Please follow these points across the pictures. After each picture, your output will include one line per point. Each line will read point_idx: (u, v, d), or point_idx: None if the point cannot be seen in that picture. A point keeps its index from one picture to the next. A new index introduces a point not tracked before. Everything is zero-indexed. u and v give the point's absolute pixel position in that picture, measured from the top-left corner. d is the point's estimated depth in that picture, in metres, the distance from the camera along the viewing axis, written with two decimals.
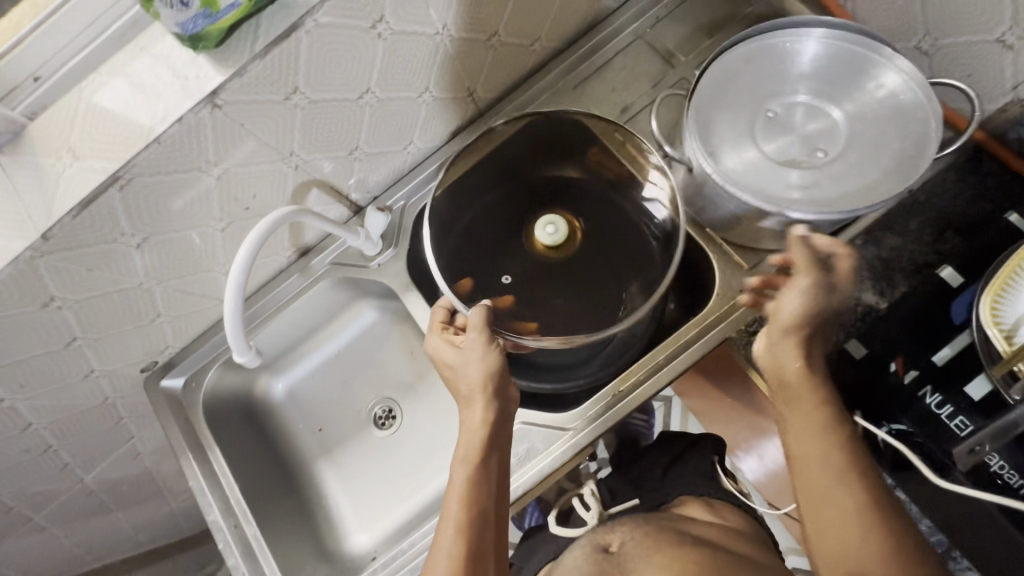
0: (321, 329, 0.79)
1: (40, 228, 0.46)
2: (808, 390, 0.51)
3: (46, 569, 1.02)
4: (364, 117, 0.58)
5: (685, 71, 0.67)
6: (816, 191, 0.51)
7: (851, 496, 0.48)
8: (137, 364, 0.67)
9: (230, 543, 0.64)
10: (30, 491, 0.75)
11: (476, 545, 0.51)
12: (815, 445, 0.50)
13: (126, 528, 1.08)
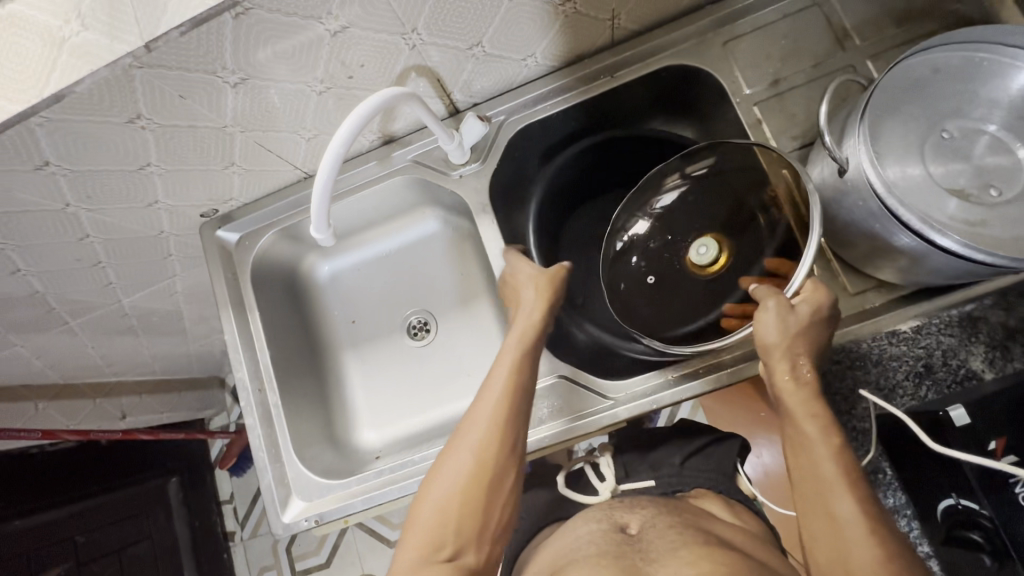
0: (381, 223, 0.77)
1: (145, 35, 0.42)
2: (809, 394, 0.49)
3: (69, 375, 1.06)
4: (498, 11, 0.52)
5: (856, 58, 0.58)
6: (975, 234, 0.44)
7: (844, 508, 0.43)
8: (199, 207, 0.65)
9: (251, 403, 0.65)
10: (73, 299, 0.76)
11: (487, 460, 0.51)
12: (807, 447, 0.47)
13: (145, 352, 1.13)
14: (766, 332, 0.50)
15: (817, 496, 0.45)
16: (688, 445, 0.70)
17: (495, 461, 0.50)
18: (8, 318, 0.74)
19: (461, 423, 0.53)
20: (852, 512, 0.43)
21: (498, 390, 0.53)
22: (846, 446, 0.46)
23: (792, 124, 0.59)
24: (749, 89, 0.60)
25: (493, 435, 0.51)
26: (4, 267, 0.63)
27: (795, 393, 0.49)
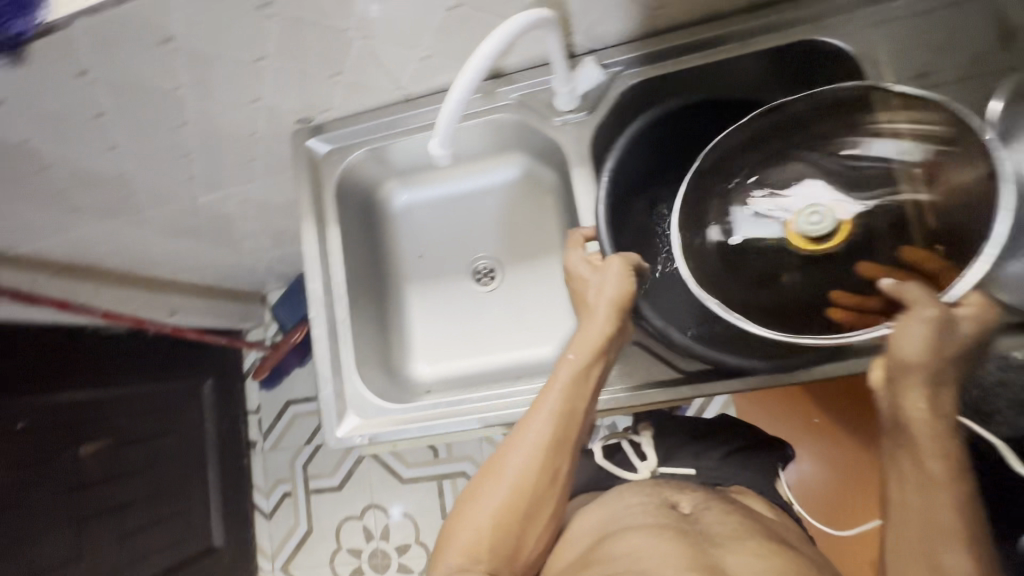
0: (466, 161, 0.75)
1: None
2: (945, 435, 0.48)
3: (129, 266, 1.09)
4: None
5: (1016, 61, 0.53)
6: None
7: (953, 560, 0.45)
8: (297, 113, 0.65)
9: (320, 315, 0.66)
10: (154, 188, 0.77)
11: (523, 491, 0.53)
12: (927, 493, 0.47)
13: (203, 254, 1.15)
14: (914, 348, 0.47)
15: (926, 538, 0.47)
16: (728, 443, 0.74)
17: (535, 486, 0.54)
18: (92, 195, 0.75)
19: (510, 439, 0.55)
20: (959, 564, 0.45)
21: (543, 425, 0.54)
22: (970, 500, 0.47)
23: None
24: (891, 79, 0.56)
25: (538, 459, 0.54)
26: (103, 143, 0.63)
27: (926, 423, 0.48)
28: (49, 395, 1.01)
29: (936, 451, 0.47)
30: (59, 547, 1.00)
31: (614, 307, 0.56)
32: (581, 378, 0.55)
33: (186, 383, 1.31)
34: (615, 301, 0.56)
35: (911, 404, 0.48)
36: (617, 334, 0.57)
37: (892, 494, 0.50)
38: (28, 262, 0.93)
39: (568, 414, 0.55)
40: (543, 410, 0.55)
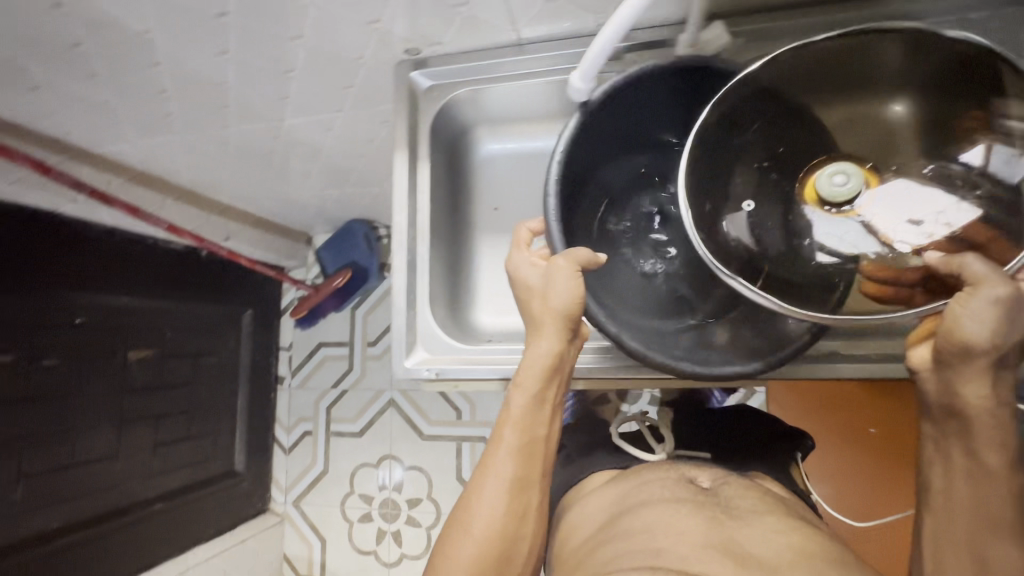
0: (559, 117, 0.74)
1: None
2: (1006, 425, 0.48)
3: (195, 184, 1.10)
4: None
5: None
6: None
7: (1011, 555, 0.47)
8: (406, 43, 0.64)
9: (401, 248, 0.67)
10: (247, 102, 0.78)
11: (500, 525, 0.57)
12: (976, 483, 0.49)
13: (265, 186, 1.16)
14: (983, 334, 0.46)
15: (979, 532, 0.49)
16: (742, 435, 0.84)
17: (507, 520, 0.57)
18: (185, 100, 0.77)
19: (479, 480, 0.58)
20: (1014, 558, 0.47)
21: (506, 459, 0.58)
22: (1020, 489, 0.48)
23: None
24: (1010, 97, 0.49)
25: (506, 498, 0.57)
26: (214, 45, 0.64)
27: (988, 411, 0.48)
28: (106, 294, 1.04)
29: (991, 440, 0.48)
30: (100, 443, 1.02)
31: (561, 315, 0.57)
32: (535, 402, 0.59)
33: (228, 309, 1.34)
34: (562, 317, 0.58)
35: (971, 392, 0.48)
36: (566, 351, 0.60)
37: (934, 481, 0.51)
38: (106, 162, 0.94)
39: (527, 440, 0.59)
40: (503, 449, 0.58)
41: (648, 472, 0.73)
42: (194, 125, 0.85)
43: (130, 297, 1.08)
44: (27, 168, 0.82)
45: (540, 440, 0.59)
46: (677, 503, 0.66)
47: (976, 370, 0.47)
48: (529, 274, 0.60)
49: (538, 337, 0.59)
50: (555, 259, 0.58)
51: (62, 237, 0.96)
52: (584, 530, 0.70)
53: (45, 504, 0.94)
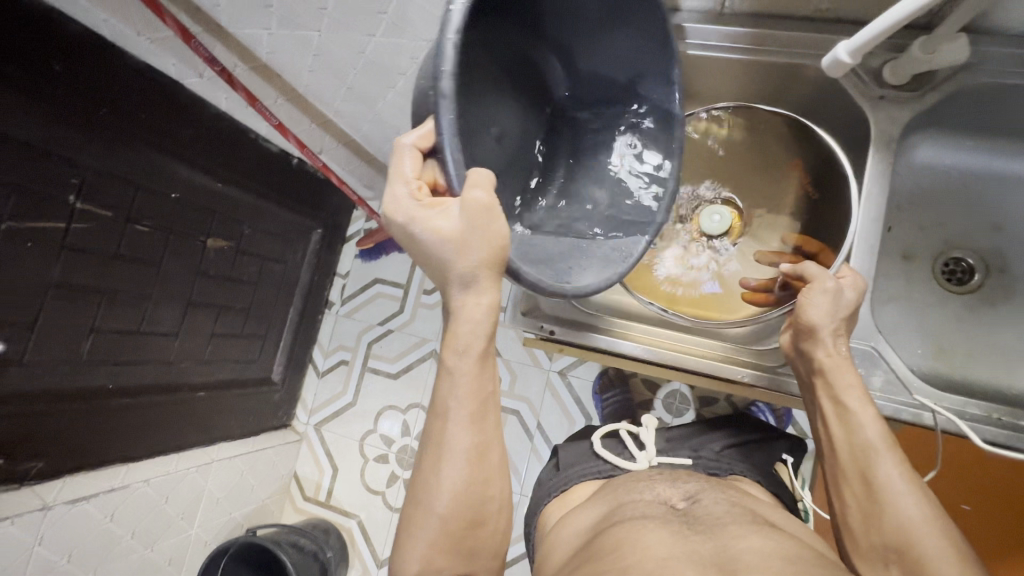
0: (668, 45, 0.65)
1: None
2: (844, 371, 0.71)
3: (308, 92, 1.06)
4: None
5: None
6: None
7: (888, 471, 0.66)
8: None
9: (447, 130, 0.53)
10: (406, 14, 0.79)
11: (473, 485, 0.65)
12: (841, 419, 0.70)
13: (375, 114, 1.12)
14: (819, 313, 0.71)
15: (861, 462, 0.68)
16: (729, 451, 0.92)
17: (473, 478, 0.65)
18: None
19: (439, 458, 0.64)
20: (887, 469, 0.66)
21: (464, 420, 0.65)
22: (874, 419, 0.69)
23: None
24: None
25: (470, 463, 0.65)
26: None
27: (841, 363, 0.71)
28: (206, 176, 1.03)
29: (848, 382, 0.71)
30: (166, 318, 1.04)
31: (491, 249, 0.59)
32: (486, 354, 0.66)
33: (304, 223, 1.34)
34: (486, 259, 0.60)
35: (820, 355, 0.72)
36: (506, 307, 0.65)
37: (826, 434, 0.72)
38: (241, 48, 0.93)
39: (479, 399, 0.65)
40: (458, 420, 0.65)
41: (636, 499, 0.77)
42: (338, 28, 0.84)
43: (225, 186, 1.09)
44: (172, 30, 0.81)
45: (491, 398, 0.67)
46: (648, 519, 0.70)
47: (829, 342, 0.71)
48: (442, 224, 0.58)
49: (478, 296, 0.63)
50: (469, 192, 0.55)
51: (178, 107, 0.96)
52: (566, 548, 0.75)
53: (107, 363, 0.95)
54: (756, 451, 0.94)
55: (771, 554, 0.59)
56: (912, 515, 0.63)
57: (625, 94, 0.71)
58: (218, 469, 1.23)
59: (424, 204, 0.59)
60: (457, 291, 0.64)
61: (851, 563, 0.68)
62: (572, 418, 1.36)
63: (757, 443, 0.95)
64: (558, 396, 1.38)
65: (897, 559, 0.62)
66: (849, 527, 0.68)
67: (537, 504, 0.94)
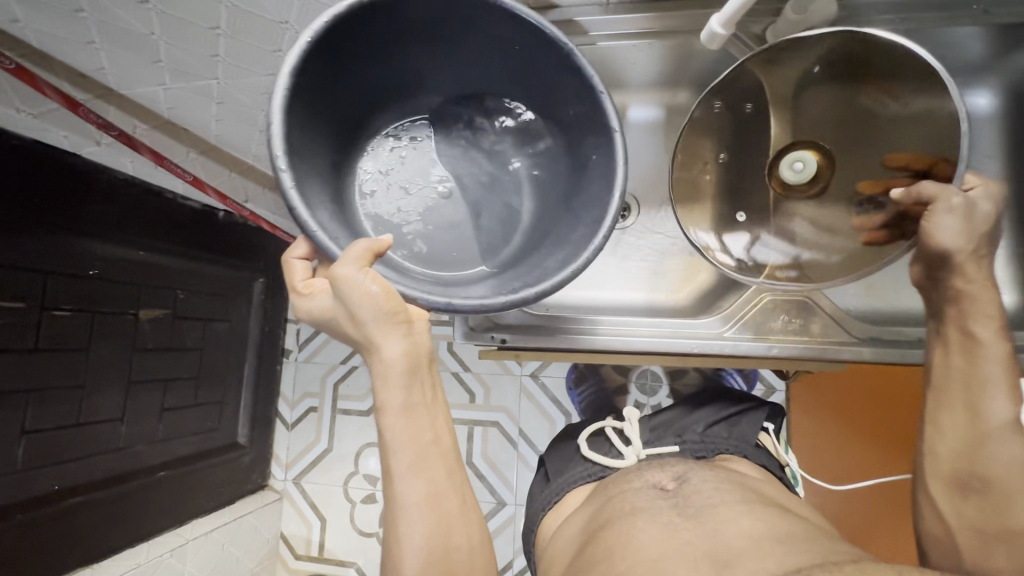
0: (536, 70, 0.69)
1: None
2: (985, 303, 0.68)
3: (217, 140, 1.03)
4: None
5: None
6: None
7: (997, 406, 0.65)
8: None
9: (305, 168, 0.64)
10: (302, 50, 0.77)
11: (443, 537, 0.67)
12: (967, 354, 0.68)
13: None
14: (947, 235, 0.68)
15: (975, 392, 0.67)
16: (715, 426, 0.95)
17: (437, 530, 0.67)
18: (238, 44, 0.74)
19: (395, 519, 0.67)
20: (998, 407, 0.65)
21: (412, 478, 0.67)
22: (1009, 359, 0.67)
23: None
24: None
25: (427, 519, 0.67)
26: None
27: (975, 293, 0.68)
28: (124, 248, 0.99)
29: (983, 312, 0.68)
30: (109, 403, 0.98)
31: (372, 305, 0.63)
32: (411, 403, 0.68)
33: (243, 275, 1.30)
34: (379, 315, 0.65)
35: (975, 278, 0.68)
36: (421, 359, 0.69)
37: (938, 364, 0.71)
38: (137, 107, 0.89)
39: (417, 448, 0.68)
40: (401, 478, 0.67)
41: (626, 492, 0.77)
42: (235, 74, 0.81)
43: (145, 253, 1.04)
44: (57, 102, 0.78)
45: (431, 445, 0.69)
46: (639, 513, 0.71)
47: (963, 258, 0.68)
48: (324, 301, 0.68)
49: (379, 351, 0.67)
50: (336, 267, 0.61)
51: (82, 181, 0.91)
52: (564, 558, 0.75)
53: (52, 463, 0.89)
54: (739, 423, 0.95)
55: (756, 539, 0.62)
56: (1010, 458, 0.63)
57: (531, 66, 0.69)
58: (197, 548, 1.16)
59: (317, 292, 0.69)
60: (368, 352, 0.68)
61: (921, 476, 0.70)
62: (551, 417, 1.36)
63: (740, 414, 0.96)
64: (534, 399, 1.38)
65: (980, 486, 0.64)
66: (933, 453, 0.69)
67: (533, 517, 0.93)
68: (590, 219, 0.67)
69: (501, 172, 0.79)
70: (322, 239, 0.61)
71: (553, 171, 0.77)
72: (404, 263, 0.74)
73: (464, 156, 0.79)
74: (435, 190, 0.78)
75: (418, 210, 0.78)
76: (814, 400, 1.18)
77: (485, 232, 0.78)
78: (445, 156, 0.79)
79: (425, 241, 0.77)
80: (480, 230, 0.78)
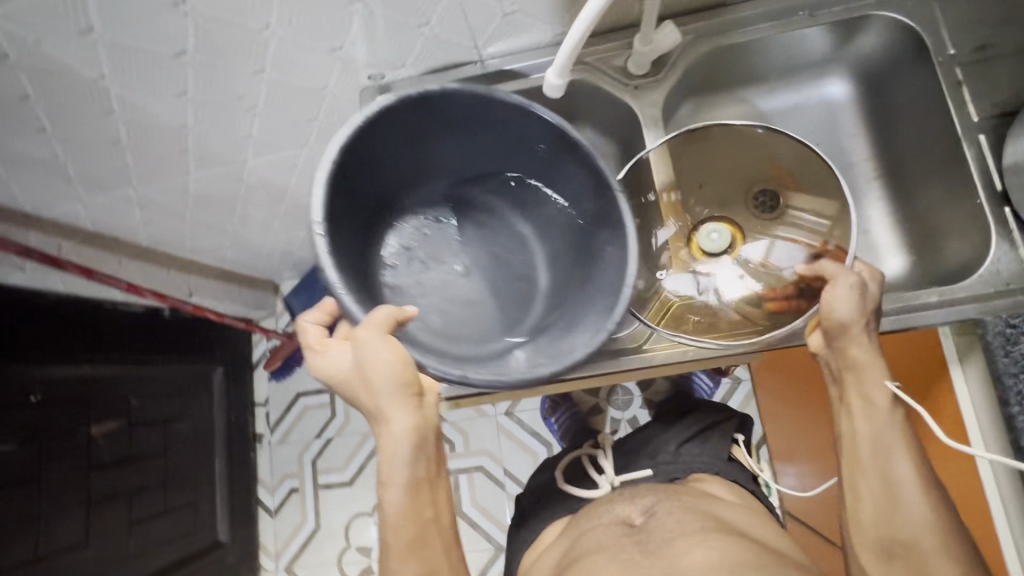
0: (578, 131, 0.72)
1: None
2: (876, 379, 0.56)
3: (150, 238, 1.05)
4: None
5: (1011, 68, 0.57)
6: None
7: (905, 468, 0.54)
8: (369, 69, 0.65)
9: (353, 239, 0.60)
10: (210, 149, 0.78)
11: None
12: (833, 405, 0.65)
13: (228, 234, 1.13)
14: (844, 308, 0.55)
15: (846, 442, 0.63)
16: (680, 440, 0.95)
17: None
18: (144, 152, 0.75)
19: None
20: (909, 475, 0.54)
21: (408, 555, 0.63)
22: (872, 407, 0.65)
23: (991, 93, 0.57)
24: (954, 49, 0.59)
25: None
26: (173, 86, 0.62)
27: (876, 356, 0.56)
28: (65, 367, 0.97)
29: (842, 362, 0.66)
30: (69, 529, 0.94)
31: (388, 375, 0.58)
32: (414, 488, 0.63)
33: (201, 369, 1.28)
34: (394, 386, 0.58)
35: (858, 351, 0.56)
36: (429, 435, 0.63)
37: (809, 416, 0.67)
38: (59, 227, 0.90)
39: (417, 525, 0.64)
40: (398, 557, 0.63)
41: (592, 529, 0.78)
42: (152, 178, 0.83)
43: (89, 368, 1.02)
44: None
45: (430, 525, 0.65)
46: (604, 551, 0.71)
47: (841, 336, 0.57)
48: (336, 357, 0.61)
49: (387, 424, 0.60)
50: (355, 332, 0.55)
51: None
52: None
53: None
54: (704, 437, 0.95)
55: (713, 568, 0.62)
56: (916, 516, 0.53)
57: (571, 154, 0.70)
58: None
59: (326, 346, 0.62)
60: (376, 419, 0.62)
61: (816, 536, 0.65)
62: (533, 450, 1.35)
63: (705, 430, 0.96)
64: (514, 436, 1.38)
65: (904, 555, 0.52)
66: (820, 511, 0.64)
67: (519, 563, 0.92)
68: (615, 281, 0.61)
69: (518, 247, 0.68)
70: (349, 300, 0.55)
71: (566, 247, 0.67)
72: (420, 335, 0.61)
73: (482, 239, 0.68)
74: (450, 270, 0.66)
75: (438, 284, 0.65)
76: (768, 391, 1.19)
77: (510, 318, 0.65)
78: (462, 230, 0.68)
79: (440, 313, 0.63)
80: (490, 308, 0.66)
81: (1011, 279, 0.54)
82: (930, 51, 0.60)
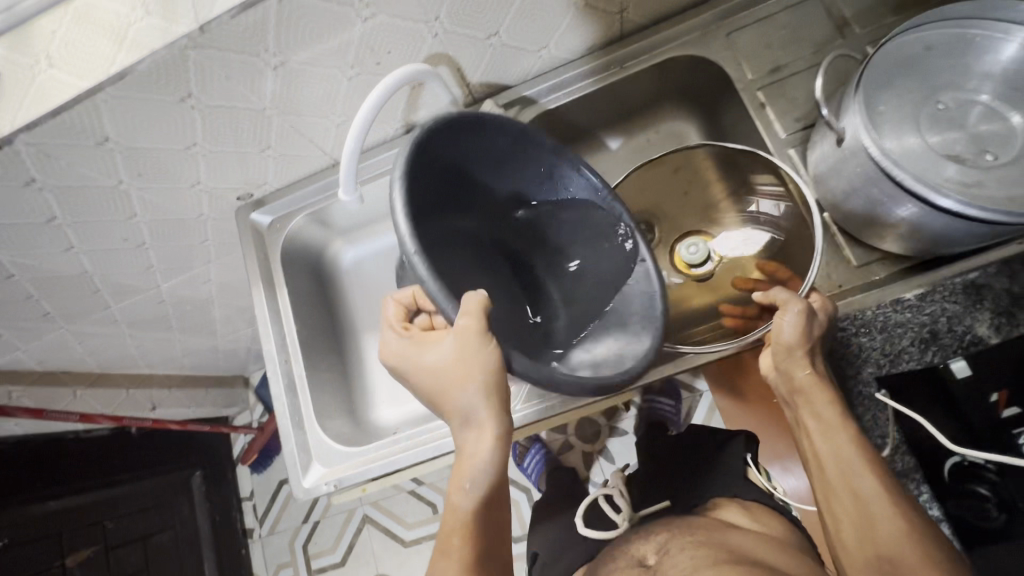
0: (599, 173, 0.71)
1: (188, 92, 0.53)
2: (822, 400, 0.49)
3: (101, 364, 1.09)
4: (503, 17, 0.58)
5: (802, 81, 0.61)
6: (898, 235, 0.50)
7: (870, 481, 0.45)
8: (236, 191, 0.70)
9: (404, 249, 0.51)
10: (122, 283, 0.83)
11: None
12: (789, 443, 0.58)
13: (176, 347, 1.18)
14: (789, 332, 0.50)
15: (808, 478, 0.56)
16: (691, 462, 0.80)
17: None
18: (58, 297, 0.81)
19: None
20: (874, 490, 0.45)
21: None
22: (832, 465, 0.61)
23: (792, 108, 0.61)
24: (752, 74, 0.62)
25: None
26: (58, 244, 0.67)
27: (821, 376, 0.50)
28: (33, 505, 1.01)
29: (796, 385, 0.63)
30: None
31: (483, 372, 0.48)
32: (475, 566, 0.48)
33: (177, 476, 1.31)
34: (483, 392, 0.49)
35: (800, 375, 0.50)
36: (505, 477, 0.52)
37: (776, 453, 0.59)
38: (8, 374, 0.95)
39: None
40: None
41: None
42: (77, 315, 0.88)
43: (57, 501, 1.05)
44: None
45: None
46: None
47: (783, 362, 0.51)
48: (432, 354, 0.51)
49: (479, 434, 0.49)
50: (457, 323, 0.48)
51: None
52: None
53: None
54: (717, 457, 0.78)
55: None
56: (886, 529, 0.44)
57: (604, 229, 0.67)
58: None
59: (411, 338, 0.54)
60: (457, 432, 0.51)
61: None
62: (515, 498, 1.34)
63: (720, 448, 0.79)
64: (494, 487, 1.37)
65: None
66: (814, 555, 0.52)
67: None
68: (644, 316, 0.56)
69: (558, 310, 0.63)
70: (433, 289, 0.48)
71: (602, 292, 0.59)
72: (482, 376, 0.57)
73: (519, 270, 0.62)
74: None
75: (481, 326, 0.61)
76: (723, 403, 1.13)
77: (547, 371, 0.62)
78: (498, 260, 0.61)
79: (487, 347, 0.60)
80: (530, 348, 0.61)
81: (842, 282, 0.55)
82: (731, 79, 0.63)
